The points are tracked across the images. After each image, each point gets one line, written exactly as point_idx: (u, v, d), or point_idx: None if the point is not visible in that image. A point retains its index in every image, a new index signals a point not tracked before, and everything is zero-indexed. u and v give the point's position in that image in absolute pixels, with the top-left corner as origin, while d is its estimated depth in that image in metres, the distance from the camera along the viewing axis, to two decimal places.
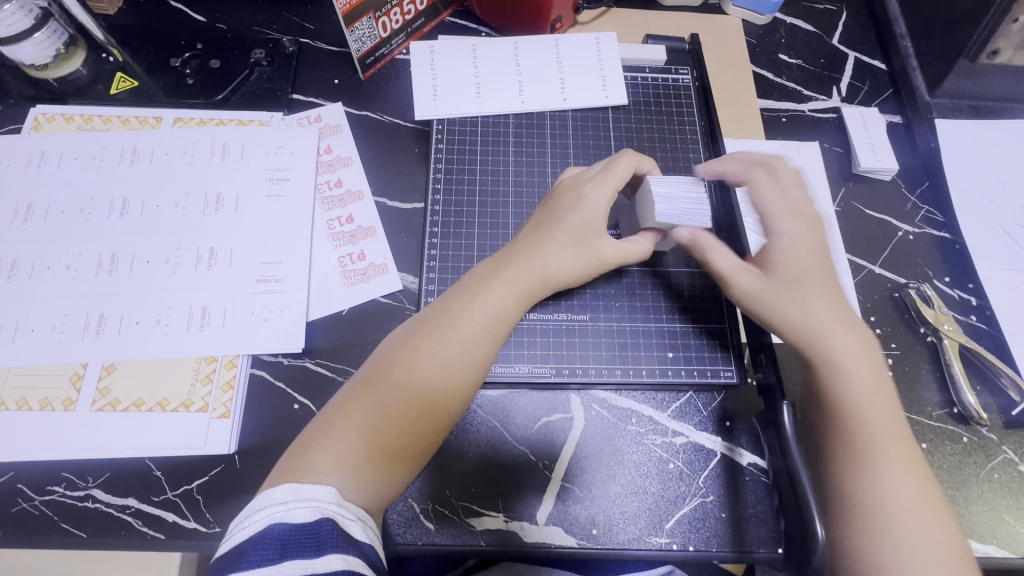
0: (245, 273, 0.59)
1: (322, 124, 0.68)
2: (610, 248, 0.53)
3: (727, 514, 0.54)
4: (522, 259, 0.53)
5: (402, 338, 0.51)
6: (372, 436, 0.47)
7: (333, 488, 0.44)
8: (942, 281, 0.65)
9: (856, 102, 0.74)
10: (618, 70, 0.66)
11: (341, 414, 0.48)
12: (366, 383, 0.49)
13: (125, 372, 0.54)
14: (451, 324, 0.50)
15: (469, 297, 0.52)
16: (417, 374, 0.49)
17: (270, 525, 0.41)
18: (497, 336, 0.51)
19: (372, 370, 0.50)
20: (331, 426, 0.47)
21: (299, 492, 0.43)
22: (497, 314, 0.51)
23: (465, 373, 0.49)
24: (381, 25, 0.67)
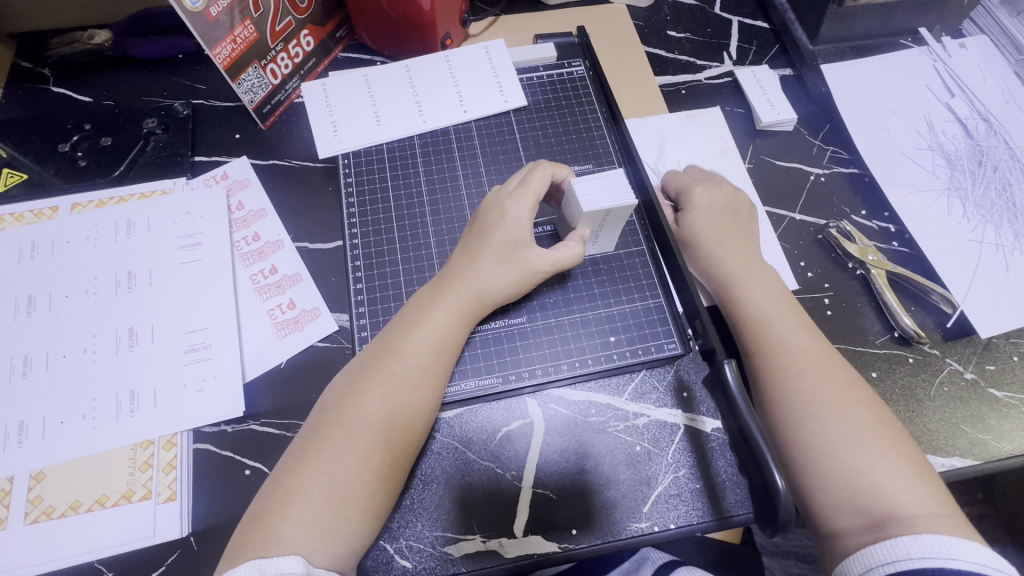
0: (171, 346, 0.56)
1: (230, 181, 0.66)
2: (540, 257, 0.53)
3: (701, 484, 0.54)
4: (457, 283, 0.53)
5: (348, 385, 0.50)
6: (336, 489, 0.45)
7: (300, 558, 0.42)
8: (859, 215, 0.67)
9: (747, 63, 0.77)
10: (512, 72, 0.66)
11: (292, 477, 0.46)
12: (316, 439, 0.47)
13: (56, 477, 0.51)
14: (399, 360, 0.50)
15: (411, 330, 0.52)
16: (370, 417, 0.48)
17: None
18: (449, 362, 0.52)
19: (319, 424, 0.48)
20: (290, 490, 0.45)
21: (264, 568, 0.41)
22: (443, 339, 0.52)
23: (422, 405, 0.50)
24: (271, 73, 0.66)
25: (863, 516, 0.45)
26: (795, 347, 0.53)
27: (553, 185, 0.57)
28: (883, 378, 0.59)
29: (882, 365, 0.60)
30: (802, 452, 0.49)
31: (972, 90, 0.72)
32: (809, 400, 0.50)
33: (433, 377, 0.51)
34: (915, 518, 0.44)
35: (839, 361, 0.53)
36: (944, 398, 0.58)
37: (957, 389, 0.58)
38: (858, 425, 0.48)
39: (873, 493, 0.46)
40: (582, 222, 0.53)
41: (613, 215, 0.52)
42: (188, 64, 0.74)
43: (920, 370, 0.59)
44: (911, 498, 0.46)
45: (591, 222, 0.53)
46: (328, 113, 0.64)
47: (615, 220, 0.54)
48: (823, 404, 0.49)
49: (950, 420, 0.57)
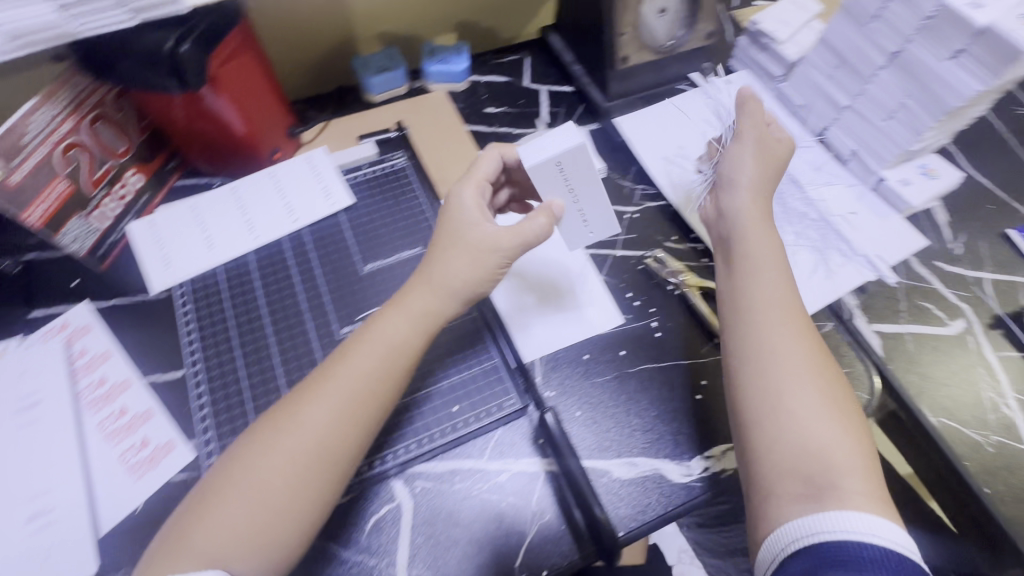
0: (11, 517, 0.54)
1: (69, 329, 0.66)
2: (487, 235, 0.57)
3: (566, 525, 0.57)
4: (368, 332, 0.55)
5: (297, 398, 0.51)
6: (259, 507, 0.47)
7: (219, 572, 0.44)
8: (671, 241, 0.76)
9: (558, 124, 0.87)
10: (336, 176, 0.72)
11: (202, 514, 0.47)
12: (236, 464, 0.49)
13: None
14: (333, 379, 0.52)
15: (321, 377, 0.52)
16: (327, 424, 0.50)
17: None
18: (400, 364, 0.54)
19: (257, 430, 0.51)
20: (188, 531, 0.47)
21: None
22: (368, 372, 0.52)
23: (344, 437, 0.50)
24: (98, 218, 0.68)
25: (807, 485, 0.47)
26: (777, 293, 0.57)
27: (501, 168, 0.65)
28: (714, 383, 0.65)
29: (711, 372, 0.66)
30: (756, 429, 0.51)
31: None
32: (772, 368, 0.52)
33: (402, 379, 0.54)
34: (857, 494, 0.46)
35: (806, 327, 0.55)
36: None
37: None
38: (803, 398, 0.50)
39: (818, 461, 0.48)
40: (545, 184, 0.62)
41: (571, 172, 0.62)
42: None
43: None
44: (853, 469, 0.48)
45: (559, 189, 0.62)
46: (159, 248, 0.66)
47: (579, 172, 0.62)
48: (779, 371, 0.52)
49: None
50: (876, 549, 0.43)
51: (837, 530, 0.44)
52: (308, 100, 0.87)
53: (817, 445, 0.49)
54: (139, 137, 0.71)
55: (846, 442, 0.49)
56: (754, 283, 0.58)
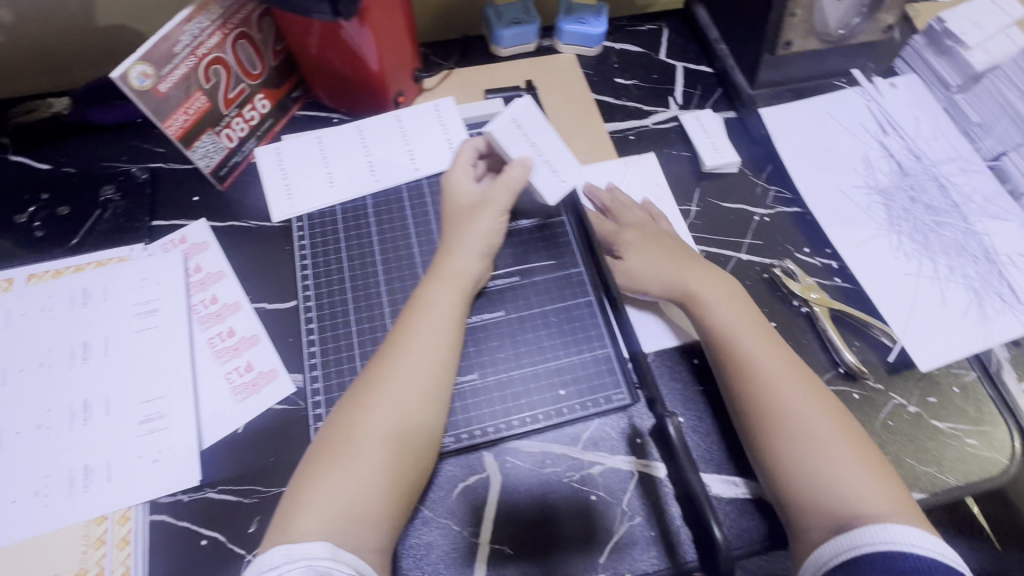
0: (126, 417, 0.57)
1: (187, 244, 0.67)
2: (462, 266, 0.57)
3: (656, 531, 0.55)
4: (418, 300, 0.56)
5: (375, 365, 0.54)
6: (359, 456, 0.50)
7: (327, 544, 0.46)
8: (803, 253, 0.70)
9: (692, 107, 0.80)
10: (461, 126, 0.69)
11: (323, 455, 0.50)
12: (348, 423, 0.51)
13: (6, 560, 0.50)
14: (413, 337, 0.54)
15: (401, 331, 0.55)
16: (402, 389, 0.52)
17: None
18: (452, 335, 0.55)
19: (347, 402, 0.53)
20: (310, 475, 0.50)
21: (290, 554, 0.46)
22: (432, 332, 0.54)
23: (341, 431, 0.51)
24: (226, 137, 0.68)
25: (831, 521, 0.48)
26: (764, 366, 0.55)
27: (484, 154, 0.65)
28: None
29: None
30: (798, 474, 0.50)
31: (904, 127, 0.76)
32: (785, 425, 0.52)
33: (445, 355, 0.54)
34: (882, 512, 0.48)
35: (819, 393, 0.54)
36: (889, 432, 0.60)
37: (901, 423, 0.61)
38: (824, 446, 0.51)
39: (841, 499, 0.49)
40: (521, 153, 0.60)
41: (528, 129, 0.61)
42: (146, 128, 0.75)
43: (865, 406, 0.61)
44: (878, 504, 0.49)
45: (523, 146, 0.61)
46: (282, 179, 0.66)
47: (539, 132, 0.62)
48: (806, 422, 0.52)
49: (895, 454, 0.59)
50: (919, 560, 0.45)
51: (877, 543, 0.46)
52: (432, 44, 0.84)
53: (864, 502, 0.49)
54: (273, 61, 0.70)
55: (875, 489, 0.49)
56: (727, 324, 0.57)
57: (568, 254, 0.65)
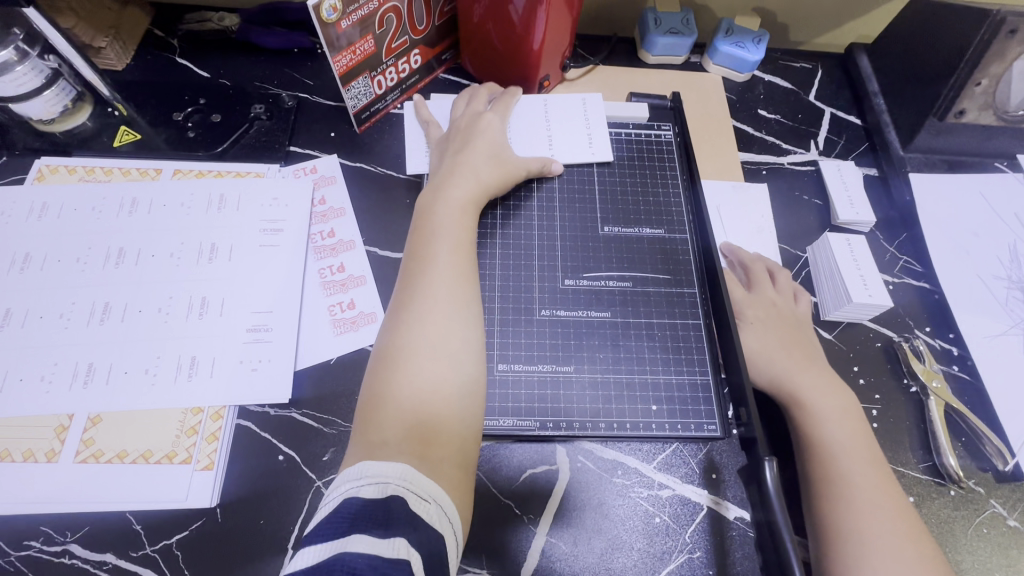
0: (235, 322, 0.59)
1: (317, 175, 0.70)
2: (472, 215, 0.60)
3: (715, 571, 0.53)
4: (427, 229, 0.57)
5: (395, 304, 0.53)
6: (411, 394, 0.48)
7: (403, 468, 0.43)
8: (924, 331, 0.66)
9: (834, 155, 0.77)
10: (603, 125, 0.71)
11: (375, 395, 0.48)
12: (380, 367, 0.50)
13: (110, 423, 0.54)
14: (428, 276, 0.53)
15: (412, 259, 0.55)
16: (423, 307, 0.52)
17: (342, 500, 0.40)
18: (469, 257, 0.57)
19: (382, 338, 0.52)
20: (373, 413, 0.48)
21: (366, 471, 0.42)
22: (449, 254, 0.55)
23: (390, 369, 0.49)
24: (377, 84, 0.70)
25: None
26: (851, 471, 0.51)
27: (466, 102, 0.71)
28: (922, 506, 0.57)
29: (921, 491, 0.58)
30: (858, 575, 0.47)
31: None
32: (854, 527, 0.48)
33: (469, 272, 0.55)
34: None
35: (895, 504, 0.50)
36: (982, 539, 0.56)
37: (998, 533, 0.56)
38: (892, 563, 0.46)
39: None
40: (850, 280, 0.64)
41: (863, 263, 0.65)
42: (301, 60, 0.79)
43: (962, 506, 0.57)
44: None
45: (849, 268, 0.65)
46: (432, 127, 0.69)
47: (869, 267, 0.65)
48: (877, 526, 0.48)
49: (986, 565, 0.55)
50: None
51: None
52: (583, 37, 0.84)
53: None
54: (437, 20, 0.72)
55: None
56: (827, 425, 0.55)
57: (685, 273, 0.64)
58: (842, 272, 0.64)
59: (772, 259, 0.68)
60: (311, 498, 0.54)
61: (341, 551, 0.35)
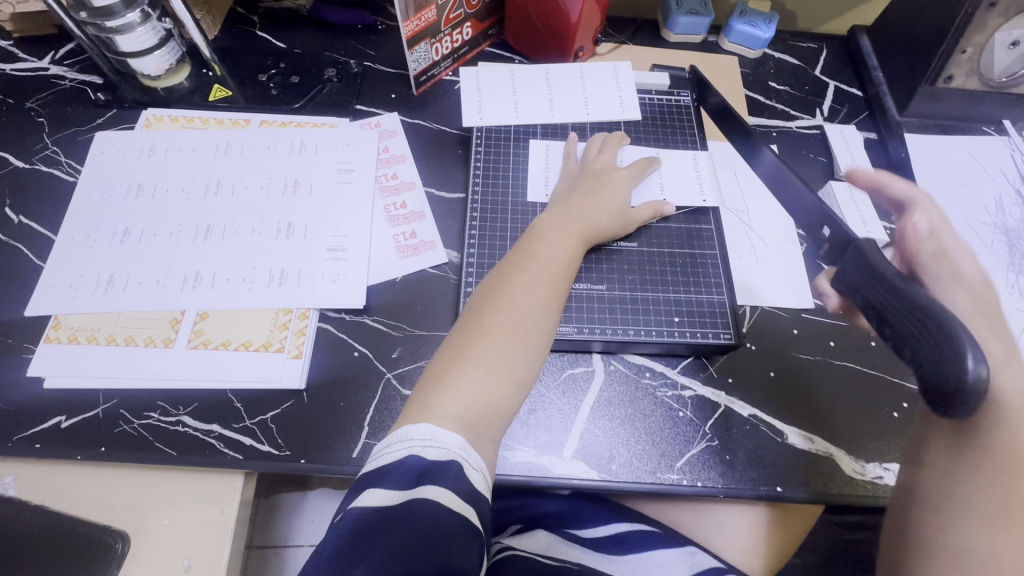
0: (317, 242, 0.69)
1: (381, 128, 0.80)
2: (575, 235, 0.65)
3: (729, 455, 0.61)
4: (536, 242, 0.63)
5: (485, 296, 0.59)
6: (480, 373, 0.53)
7: (460, 439, 0.49)
8: None
9: (837, 121, 0.86)
10: (633, 90, 0.81)
11: (449, 363, 0.54)
12: (462, 343, 0.55)
13: (215, 318, 0.63)
14: (521, 283, 0.59)
15: (516, 260, 0.62)
16: (519, 306, 0.58)
17: (406, 457, 0.46)
18: (561, 281, 0.61)
19: (470, 315, 0.58)
20: (442, 377, 0.53)
21: (432, 434, 0.48)
22: (552, 269, 0.61)
23: (467, 349, 0.55)
24: (435, 50, 0.81)
25: None
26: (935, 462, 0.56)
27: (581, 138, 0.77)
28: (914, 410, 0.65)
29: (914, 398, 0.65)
30: None
31: None
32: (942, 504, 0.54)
33: (558, 292, 0.60)
34: None
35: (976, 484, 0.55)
36: None
37: None
38: None
39: None
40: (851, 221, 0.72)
41: (863, 210, 0.74)
42: (365, 34, 0.90)
43: None
44: None
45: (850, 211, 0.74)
46: (570, 160, 0.74)
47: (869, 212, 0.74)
48: None
49: None
50: None
51: None
52: (611, 18, 0.95)
53: None
54: None
55: None
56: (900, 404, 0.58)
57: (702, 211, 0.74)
58: (843, 213, 0.74)
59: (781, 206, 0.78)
60: (382, 386, 0.63)
61: (405, 504, 0.43)
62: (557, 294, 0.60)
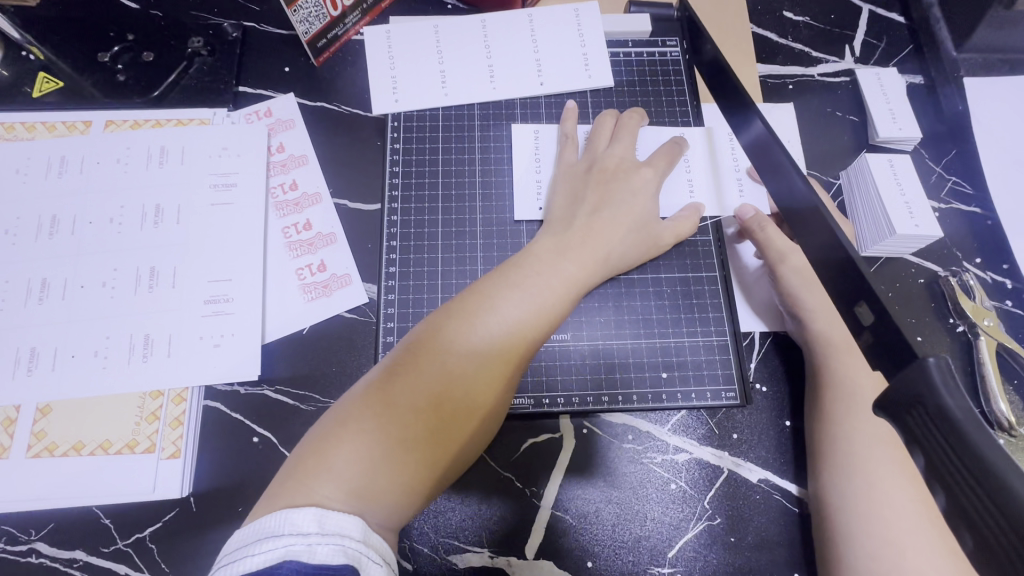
0: (191, 293, 0.53)
1: (272, 118, 0.60)
2: (581, 266, 0.48)
3: (735, 537, 0.49)
4: (527, 263, 0.47)
5: (438, 318, 0.44)
6: (400, 430, 0.39)
7: (361, 522, 0.35)
8: (973, 263, 0.58)
9: (872, 63, 0.66)
10: (601, 47, 0.62)
11: (361, 408, 0.39)
12: (388, 383, 0.40)
13: (61, 413, 0.49)
14: (488, 315, 0.43)
15: (479, 297, 0.44)
16: (470, 372, 0.42)
17: (282, 563, 0.32)
18: (549, 323, 0.45)
19: (402, 358, 0.42)
20: (345, 428, 0.38)
21: (325, 521, 0.33)
22: (523, 322, 0.44)
23: (392, 396, 0.40)
24: (330, 3, 0.58)
25: None
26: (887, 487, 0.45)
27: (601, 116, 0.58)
28: None
29: None
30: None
31: None
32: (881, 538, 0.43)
33: (539, 337, 0.45)
34: None
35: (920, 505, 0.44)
36: None
37: None
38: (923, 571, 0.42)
39: None
40: (892, 208, 0.55)
41: (908, 188, 0.56)
42: None
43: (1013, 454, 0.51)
44: None
45: (890, 192, 0.56)
46: (569, 146, 0.57)
47: (916, 191, 0.56)
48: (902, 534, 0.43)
49: None
50: None
51: None
52: None
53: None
54: None
55: None
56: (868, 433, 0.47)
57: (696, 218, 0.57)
58: (881, 196, 0.56)
59: None
60: None
61: None
62: (524, 356, 0.44)
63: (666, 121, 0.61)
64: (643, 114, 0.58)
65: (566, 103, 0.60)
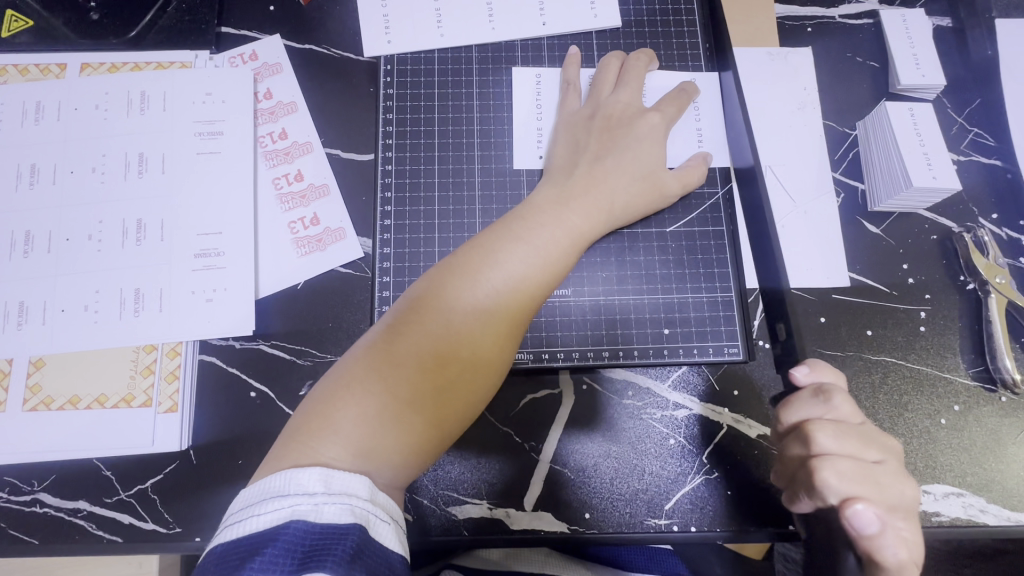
0: (181, 246, 0.51)
1: (258, 62, 0.57)
2: (585, 219, 0.46)
3: (733, 491, 0.49)
4: (530, 216, 0.45)
5: (439, 274, 0.42)
6: (404, 388, 0.38)
7: (367, 480, 0.35)
8: (989, 219, 0.56)
9: (897, 3, 0.61)
10: None
11: (363, 366, 0.39)
12: (390, 340, 0.40)
13: (56, 367, 0.48)
14: (491, 270, 0.42)
15: (481, 253, 0.43)
16: (472, 330, 0.40)
17: (287, 523, 0.31)
18: (554, 278, 0.44)
19: (402, 316, 0.41)
20: (348, 387, 0.38)
21: (330, 481, 0.33)
22: (526, 279, 0.42)
23: (394, 353, 0.39)
24: None
25: None
26: None
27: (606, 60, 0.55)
28: (967, 413, 0.51)
29: (968, 398, 0.51)
30: None
31: None
32: None
33: (544, 292, 0.43)
34: None
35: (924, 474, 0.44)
36: None
37: None
38: None
39: None
40: (910, 157, 0.53)
41: (927, 137, 0.54)
42: None
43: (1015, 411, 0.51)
44: None
45: (909, 142, 0.54)
46: (570, 93, 0.54)
47: (936, 142, 0.54)
48: None
49: None
50: None
51: None
52: None
53: None
54: None
55: None
56: None
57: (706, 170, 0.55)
58: (898, 147, 0.53)
59: (810, 139, 0.57)
60: None
61: None
62: (528, 313, 0.43)
63: (677, 66, 0.57)
64: (652, 56, 0.55)
65: (569, 48, 0.56)
